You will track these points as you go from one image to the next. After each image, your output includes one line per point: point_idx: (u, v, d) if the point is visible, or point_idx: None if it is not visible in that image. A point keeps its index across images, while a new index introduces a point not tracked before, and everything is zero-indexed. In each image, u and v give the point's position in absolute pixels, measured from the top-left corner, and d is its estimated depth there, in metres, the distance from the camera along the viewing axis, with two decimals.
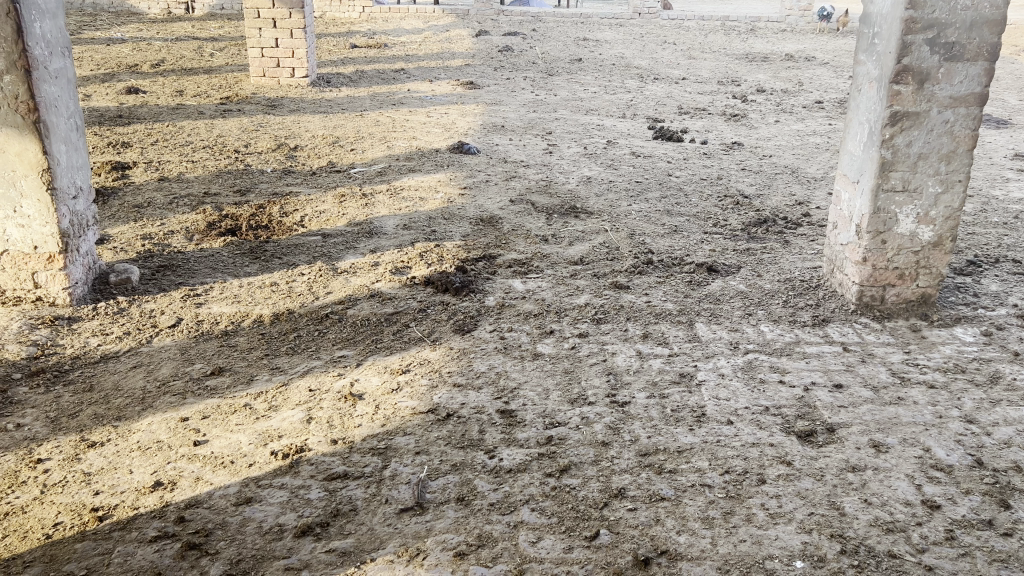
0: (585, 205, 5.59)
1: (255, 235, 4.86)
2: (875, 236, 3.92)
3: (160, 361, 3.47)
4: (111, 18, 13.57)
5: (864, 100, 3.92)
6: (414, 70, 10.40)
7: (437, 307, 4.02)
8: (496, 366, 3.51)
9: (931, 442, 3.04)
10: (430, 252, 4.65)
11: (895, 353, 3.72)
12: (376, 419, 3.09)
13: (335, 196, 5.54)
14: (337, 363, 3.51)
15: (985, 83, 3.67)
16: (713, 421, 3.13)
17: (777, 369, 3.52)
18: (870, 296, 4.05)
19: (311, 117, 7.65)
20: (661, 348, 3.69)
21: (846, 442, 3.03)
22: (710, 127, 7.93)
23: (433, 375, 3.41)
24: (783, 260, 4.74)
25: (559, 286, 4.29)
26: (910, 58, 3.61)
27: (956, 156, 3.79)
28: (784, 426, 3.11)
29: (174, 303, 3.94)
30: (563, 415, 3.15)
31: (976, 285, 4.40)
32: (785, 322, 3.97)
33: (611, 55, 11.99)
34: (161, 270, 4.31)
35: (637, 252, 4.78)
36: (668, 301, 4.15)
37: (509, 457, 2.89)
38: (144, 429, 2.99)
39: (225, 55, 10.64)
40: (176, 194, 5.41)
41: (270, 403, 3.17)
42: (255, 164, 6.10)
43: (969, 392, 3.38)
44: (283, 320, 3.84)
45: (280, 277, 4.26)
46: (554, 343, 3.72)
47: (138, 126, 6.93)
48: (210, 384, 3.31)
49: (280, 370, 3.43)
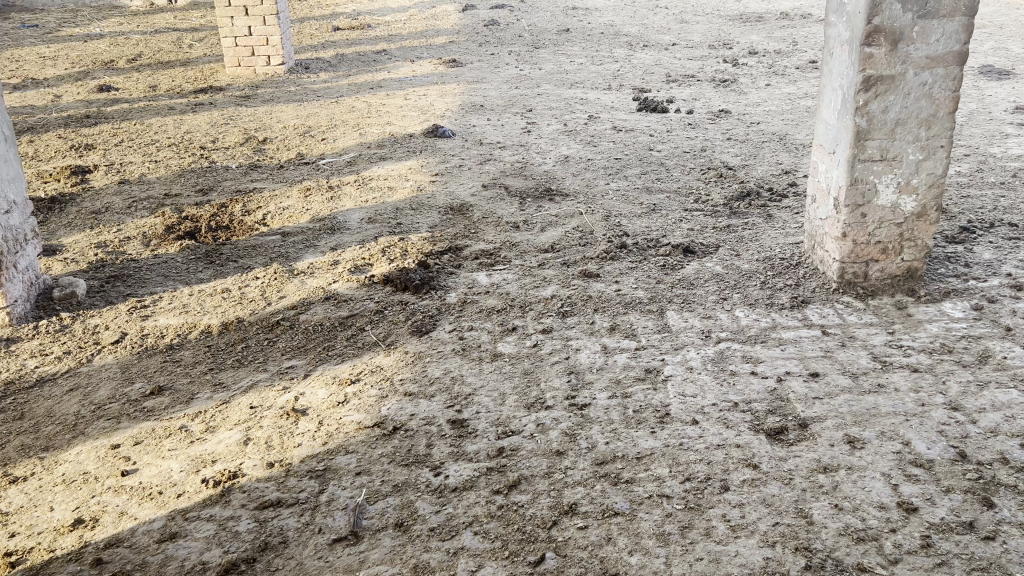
0: (561, 186, 5.37)
1: (213, 237, 4.67)
2: (855, 209, 3.68)
3: (98, 382, 3.30)
4: (93, 14, 13.35)
5: (836, 64, 3.66)
6: (396, 51, 10.13)
7: (395, 307, 3.82)
8: (452, 370, 3.31)
9: (911, 434, 2.82)
10: (393, 247, 4.45)
11: (879, 334, 3.49)
12: (318, 437, 2.91)
13: (300, 191, 5.35)
14: (283, 375, 3.33)
15: (964, 40, 3.40)
16: (678, 422, 2.93)
17: (749, 359, 3.31)
18: (852, 273, 3.81)
19: (285, 107, 7.44)
20: (628, 341, 3.48)
21: (820, 438, 2.82)
22: (698, 94, 7.65)
23: (383, 385, 3.22)
24: (764, 237, 4.50)
25: (525, 277, 4.09)
26: (880, 17, 3.34)
27: (937, 120, 3.53)
28: (753, 424, 2.90)
29: (119, 317, 3.77)
30: (517, 423, 2.96)
31: (968, 254, 4.14)
32: (763, 306, 3.74)
33: (601, 23, 11.66)
34: (111, 280, 4.14)
35: (610, 235, 4.56)
36: (639, 289, 3.93)
37: (455, 474, 2.70)
38: (71, 460, 2.83)
39: (204, 46, 10.40)
40: (136, 198, 5.23)
41: (208, 424, 3.00)
42: (220, 161, 5.91)
43: (956, 375, 3.15)
44: (231, 330, 3.66)
45: (233, 283, 4.08)
46: (516, 341, 3.52)
47: (104, 126, 6.75)
48: (148, 406, 3.13)
49: (222, 386, 3.25)
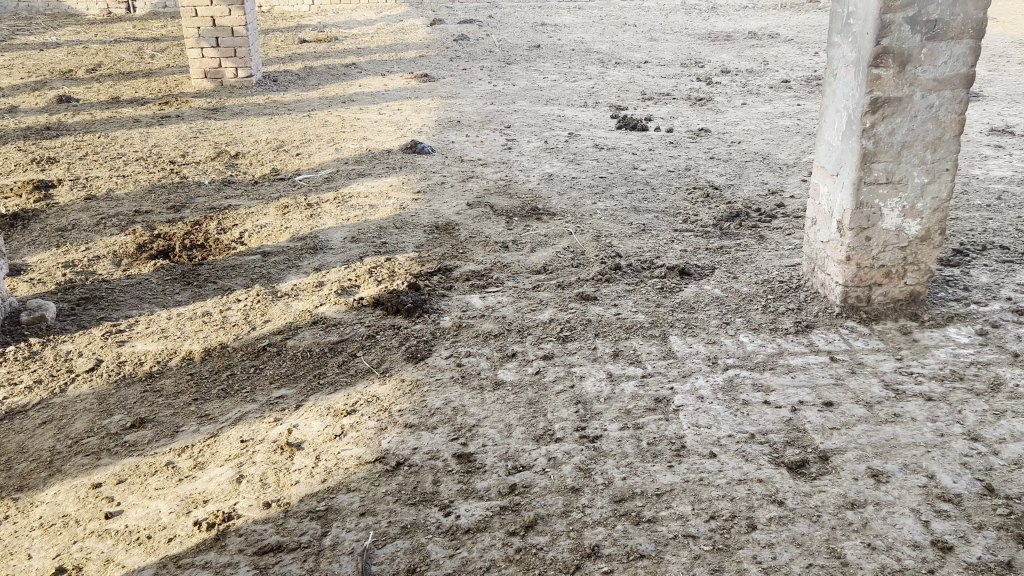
0: (547, 206, 5.25)
1: (189, 256, 4.45)
2: (859, 232, 3.61)
3: (74, 414, 3.08)
4: (48, 22, 12.94)
5: (840, 86, 3.59)
6: (365, 64, 9.96)
7: (387, 332, 3.66)
8: (453, 400, 3.15)
9: (935, 467, 2.74)
10: (380, 267, 4.29)
11: (887, 360, 3.41)
12: (316, 474, 2.74)
13: (277, 208, 5.15)
14: (274, 405, 3.14)
15: (971, 62, 3.36)
16: (694, 455, 2.81)
17: (760, 388, 3.21)
18: (856, 297, 3.75)
19: (255, 120, 7.22)
20: (633, 368, 3.37)
21: (843, 472, 2.73)
22: (675, 113, 7.62)
23: (381, 416, 3.05)
24: (759, 258, 4.43)
25: (520, 300, 3.95)
26: (889, 38, 3.27)
27: (942, 143, 3.48)
28: (773, 456, 2.80)
29: (93, 342, 3.55)
30: (527, 457, 2.81)
31: (965, 278, 4.11)
32: (767, 331, 3.66)
33: (571, 40, 11.62)
34: (82, 302, 3.91)
35: (603, 256, 4.45)
36: (639, 313, 3.82)
37: (466, 513, 2.55)
38: (49, 502, 2.62)
39: (166, 56, 10.11)
40: (104, 214, 4.98)
41: (196, 461, 2.81)
42: (191, 176, 5.68)
43: (971, 404, 3.09)
44: (214, 357, 3.46)
45: (214, 306, 3.88)
46: (517, 369, 3.38)
47: (66, 139, 6.48)
48: (130, 440, 2.93)
49: (209, 419, 3.06)
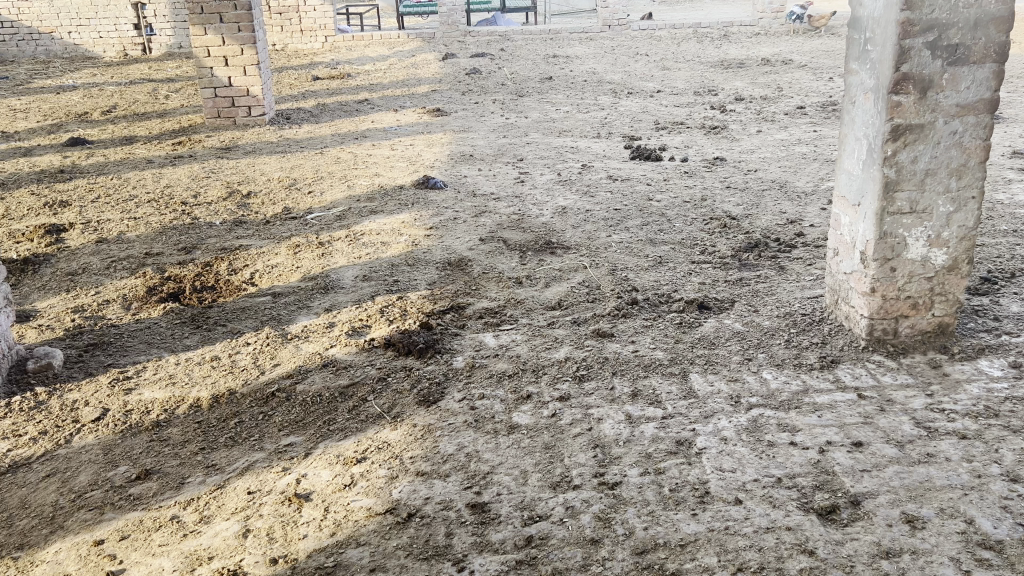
0: (561, 239, 5.17)
1: (198, 298, 4.40)
2: (883, 263, 3.49)
3: (78, 466, 3.00)
4: (66, 65, 13.11)
5: (860, 113, 3.50)
6: (378, 100, 9.97)
7: (398, 374, 3.57)
8: (466, 446, 3.05)
9: (973, 511, 2.60)
10: (391, 307, 4.21)
11: (918, 397, 3.28)
12: (325, 527, 2.63)
13: (288, 247, 5.10)
14: (282, 454, 3.05)
15: (995, 87, 3.26)
16: (719, 501, 2.69)
17: (786, 428, 3.08)
18: (882, 330, 3.62)
19: (267, 159, 7.21)
20: (653, 409, 3.25)
21: (876, 518, 2.59)
22: (689, 141, 7.55)
23: (393, 464, 2.95)
24: (780, 290, 4.31)
25: (535, 338, 3.86)
26: (909, 64, 3.18)
27: (968, 169, 3.37)
28: (801, 502, 2.67)
29: (99, 391, 3.48)
30: (544, 506, 2.70)
31: (995, 307, 3.98)
32: (790, 366, 3.54)
33: (583, 71, 11.61)
34: (89, 349, 3.85)
35: (619, 291, 4.35)
36: (657, 350, 3.72)
37: (481, 569, 2.43)
38: (49, 560, 2.53)
39: (180, 97, 10.17)
40: (115, 257, 4.95)
41: (202, 514, 2.72)
42: (203, 217, 5.65)
43: (1008, 442, 2.95)
44: (222, 404, 3.38)
45: (223, 350, 3.81)
46: (532, 411, 3.27)
47: (80, 181, 6.48)
48: (135, 493, 2.84)
49: (216, 469, 2.97)
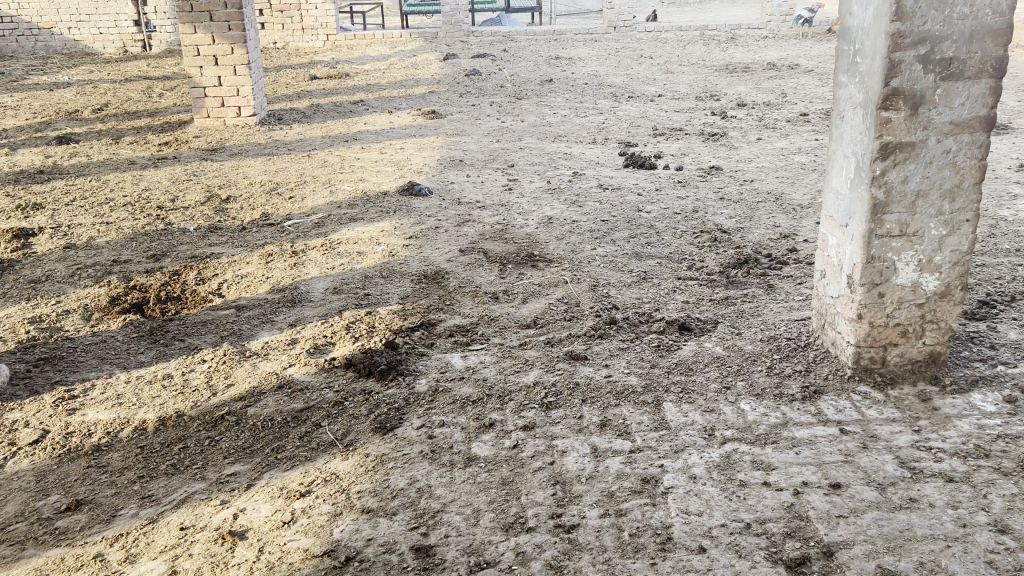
0: (544, 251, 4.98)
1: (161, 310, 4.23)
2: (871, 289, 3.29)
3: (7, 494, 2.84)
4: (64, 61, 12.98)
5: (848, 129, 3.29)
6: (373, 101, 9.79)
7: (357, 397, 3.39)
8: (418, 480, 2.87)
9: (955, 567, 2.40)
10: (359, 323, 4.03)
11: (904, 433, 3.08)
12: (257, 569, 2.46)
13: (261, 256, 4.93)
14: (224, 484, 2.88)
15: (991, 103, 3.05)
16: (681, 550, 2.50)
17: (761, 466, 2.89)
18: (869, 358, 3.42)
19: (253, 161, 7.04)
20: (621, 442, 3.06)
21: (849, 572, 2.40)
22: (686, 149, 7.35)
23: (338, 499, 2.77)
24: (766, 311, 4.11)
25: (504, 360, 3.67)
26: (899, 79, 2.98)
27: (961, 191, 3.17)
28: (770, 551, 2.48)
29: (42, 411, 3.32)
30: (493, 551, 2.52)
31: (991, 334, 3.77)
32: (770, 397, 3.34)
33: (585, 73, 11.41)
34: (39, 364, 3.69)
35: (598, 309, 4.16)
36: (631, 375, 3.53)
37: None
38: None
39: (174, 95, 10.01)
40: (80, 264, 4.79)
41: (128, 553, 2.55)
42: (177, 222, 5.48)
43: (997, 486, 2.75)
44: (168, 428, 3.20)
45: (177, 367, 3.64)
46: (493, 442, 3.08)
47: (57, 183, 6.32)
48: (62, 526, 2.67)
49: (151, 500, 2.80)
